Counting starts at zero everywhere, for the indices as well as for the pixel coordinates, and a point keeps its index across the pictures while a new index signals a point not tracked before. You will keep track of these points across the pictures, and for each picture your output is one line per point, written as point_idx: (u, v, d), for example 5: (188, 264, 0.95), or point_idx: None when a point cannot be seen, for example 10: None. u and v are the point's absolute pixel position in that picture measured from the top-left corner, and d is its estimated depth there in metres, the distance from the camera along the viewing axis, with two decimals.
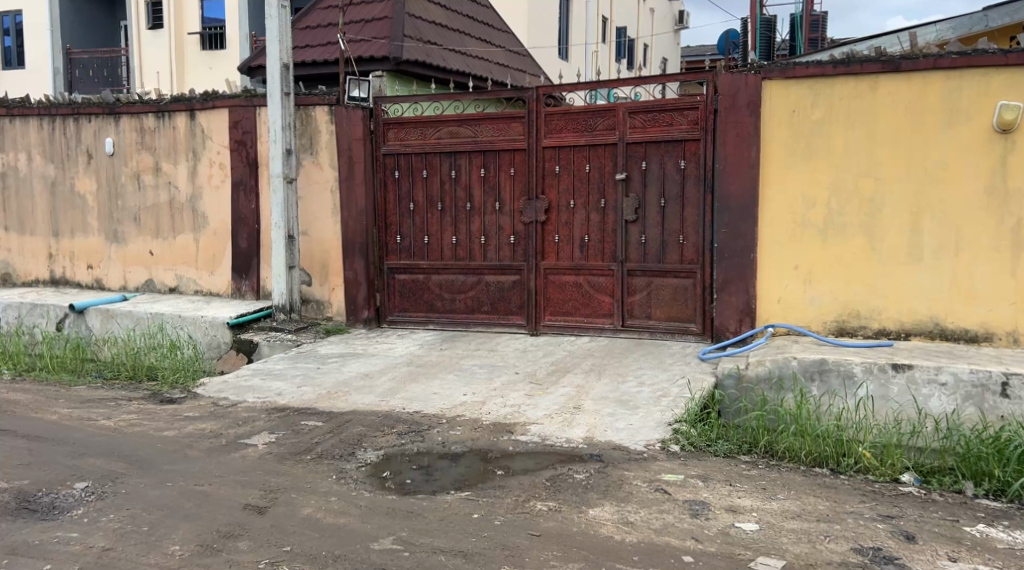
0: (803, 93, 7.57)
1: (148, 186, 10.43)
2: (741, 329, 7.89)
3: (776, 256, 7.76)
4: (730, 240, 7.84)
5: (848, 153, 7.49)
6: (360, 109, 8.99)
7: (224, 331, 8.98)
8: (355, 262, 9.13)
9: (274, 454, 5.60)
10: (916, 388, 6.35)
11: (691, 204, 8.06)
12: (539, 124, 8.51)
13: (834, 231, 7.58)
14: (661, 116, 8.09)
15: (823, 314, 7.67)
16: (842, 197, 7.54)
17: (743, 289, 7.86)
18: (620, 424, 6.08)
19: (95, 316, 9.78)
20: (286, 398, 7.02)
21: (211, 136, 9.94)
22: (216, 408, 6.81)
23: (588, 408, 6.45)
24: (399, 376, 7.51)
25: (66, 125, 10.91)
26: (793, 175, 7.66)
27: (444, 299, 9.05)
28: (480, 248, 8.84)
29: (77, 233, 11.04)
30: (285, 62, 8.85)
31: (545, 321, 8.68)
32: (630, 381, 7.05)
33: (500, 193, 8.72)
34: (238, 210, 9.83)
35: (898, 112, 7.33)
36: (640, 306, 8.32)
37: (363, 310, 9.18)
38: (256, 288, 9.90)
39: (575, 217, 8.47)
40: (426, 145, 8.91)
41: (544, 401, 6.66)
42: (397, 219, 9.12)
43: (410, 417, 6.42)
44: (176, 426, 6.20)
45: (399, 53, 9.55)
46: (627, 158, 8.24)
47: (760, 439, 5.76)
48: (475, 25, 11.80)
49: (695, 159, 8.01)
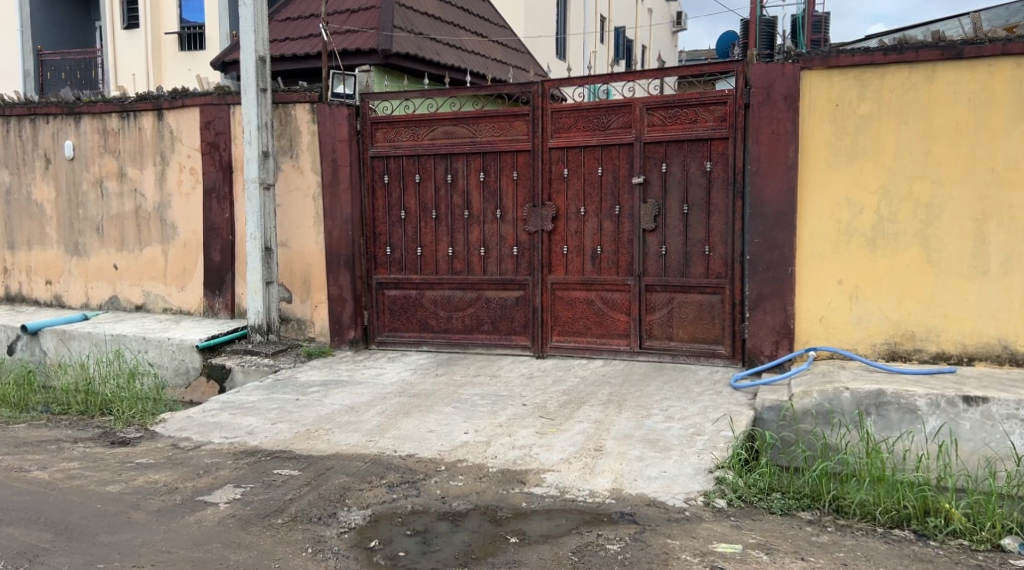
0: (848, 85, 6.64)
1: (112, 193, 9.45)
2: (778, 353, 6.94)
3: (817, 269, 6.81)
4: (766, 251, 6.89)
5: (901, 153, 6.56)
6: (346, 106, 8.05)
7: (193, 355, 8.03)
8: (340, 276, 8.15)
9: (238, 518, 4.66)
10: (994, 424, 5.44)
11: (717, 210, 7.12)
12: (545, 122, 7.57)
13: (884, 241, 6.64)
14: (683, 112, 7.15)
15: (872, 335, 6.72)
16: (894, 201, 6.60)
17: (779, 307, 6.90)
18: (653, 472, 5.12)
19: (50, 338, 8.81)
20: (259, 439, 6.03)
21: (181, 137, 8.97)
22: (175, 453, 5.82)
23: (611, 451, 5.47)
24: (389, 409, 6.51)
25: (22, 127, 9.92)
26: (835, 176, 6.72)
27: (439, 317, 8.07)
28: (480, 260, 7.88)
29: (34, 245, 10.03)
30: (260, 55, 7.90)
31: (552, 343, 7.73)
32: (656, 415, 6.08)
33: (501, 199, 7.77)
34: (211, 219, 8.87)
35: (958, 106, 6.41)
36: (660, 325, 7.36)
37: (350, 330, 8.20)
38: (230, 305, 8.91)
39: (586, 225, 7.52)
40: (419, 146, 7.95)
41: (558, 442, 5.67)
42: (387, 229, 8.15)
43: (403, 463, 5.46)
44: (123, 478, 5.22)
45: (389, 45, 8.63)
46: (645, 160, 7.29)
47: (822, 493, 4.81)
48: (471, 19, 10.84)
49: (722, 160, 7.07)
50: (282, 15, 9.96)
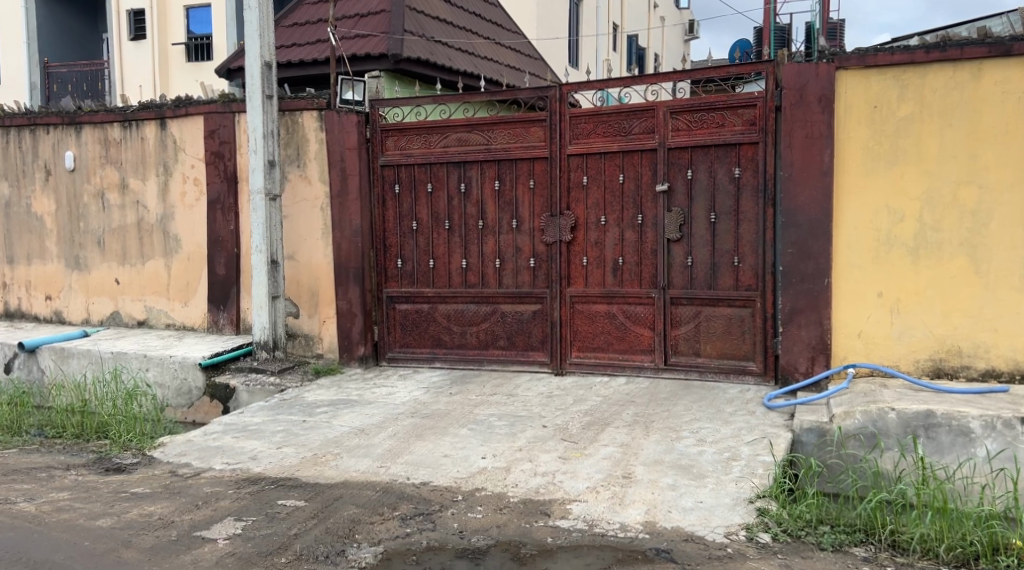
0: (886, 85, 6.25)
1: (113, 206, 9.11)
2: (814, 370, 6.50)
3: (855, 281, 6.40)
4: (800, 262, 6.48)
5: (944, 156, 6.16)
6: (355, 113, 7.69)
7: (196, 374, 7.67)
8: (349, 289, 7.75)
9: (237, 557, 4.38)
10: None
11: (747, 218, 6.72)
12: (562, 128, 7.19)
13: (928, 250, 6.22)
14: (709, 115, 6.76)
15: (915, 351, 6.29)
16: (938, 208, 6.19)
17: (815, 321, 6.47)
18: (688, 502, 4.73)
19: (49, 356, 8.47)
20: (263, 464, 5.66)
21: (184, 147, 8.64)
22: (172, 480, 5.46)
23: (642, 478, 5.06)
24: (401, 432, 6.12)
25: (22, 137, 9.60)
26: (874, 182, 6.32)
27: (453, 332, 7.69)
28: (495, 273, 7.51)
29: (34, 259, 9.70)
30: (266, 60, 7.55)
31: (571, 359, 7.33)
32: (687, 438, 5.67)
33: (517, 208, 7.39)
34: (215, 231, 8.52)
35: (1007, 106, 6.01)
36: (686, 341, 6.96)
37: (359, 346, 7.80)
38: (235, 321, 8.56)
39: (607, 235, 7.13)
40: (431, 154, 7.59)
41: (583, 468, 5.26)
42: (398, 240, 7.79)
43: (416, 492, 5.08)
44: (116, 510, 4.92)
45: (399, 49, 8.27)
46: (669, 166, 6.90)
47: (876, 527, 4.46)
48: (483, 24, 10.49)
49: (752, 166, 6.68)
50: (288, 20, 9.61)
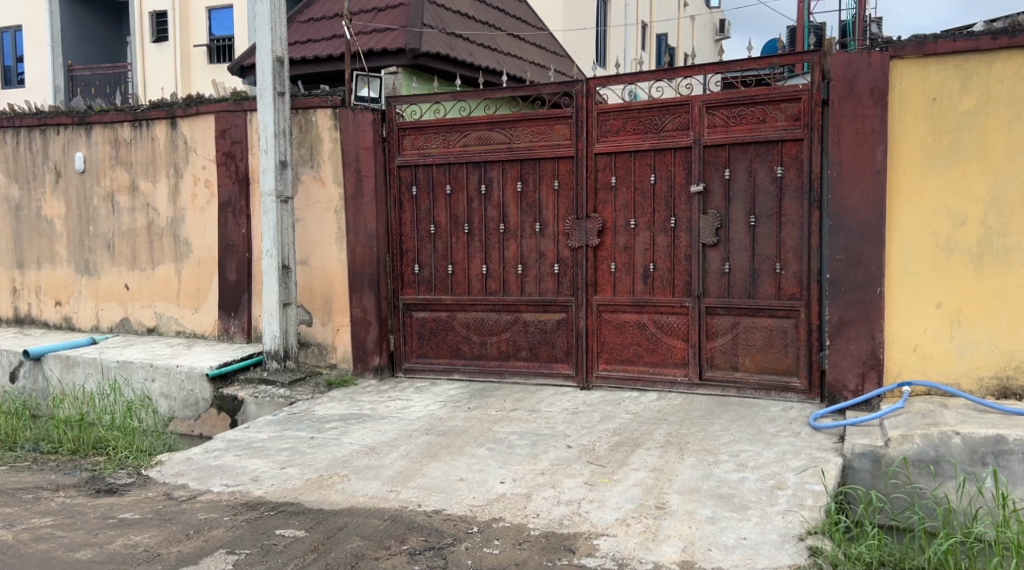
0: (947, 76, 5.71)
1: (124, 209, 8.74)
2: (865, 388, 5.95)
3: (910, 291, 5.85)
4: (849, 269, 5.94)
5: (1012, 154, 5.60)
6: (370, 111, 7.25)
7: (203, 385, 7.26)
8: (363, 296, 7.31)
9: None
10: None
11: (790, 222, 6.20)
12: (590, 126, 6.71)
13: (993, 257, 5.67)
14: (749, 111, 6.25)
15: (978, 368, 5.74)
16: (1005, 211, 5.64)
17: (866, 334, 5.92)
18: (730, 539, 4.23)
19: (54, 365, 8.10)
20: (264, 487, 5.22)
21: (195, 147, 8.25)
22: (166, 504, 5.04)
23: (677, 509, 4.56)
24: (415, 451, 5.65)
25: (32, 138, 9.25)
26: (932, 183, 5.77)
27: (472, 342, 7.22)
28: (516, 280, 7.03)
29: (43, 264, 9.35)
30: (278, 55, 7.12)
31: (598, 372, 6.83)
32: (727, 462, 5.16)
33: (541, 211, 6.92)
34: (226, 235, 8.14)
35: None
36: (723, 354, 6.43)
37: (374, 356, 7.34)
38: (246, 328, 8.16)
39: (637, 239, 6.63)
40: (450, 154, 7.14)
41: (612, 496, 4.76)
42: (415, 245, 7.33)
43: (427, 521, 4.62)
44: (99, 541, 4.54)
45: (417, 43, 7.82)
46: (704, 166, 6.38)
47: None
48: (507, 20, 10.03)
49: (796, 164, 6.15)
50: (304, 15, 9.20)
